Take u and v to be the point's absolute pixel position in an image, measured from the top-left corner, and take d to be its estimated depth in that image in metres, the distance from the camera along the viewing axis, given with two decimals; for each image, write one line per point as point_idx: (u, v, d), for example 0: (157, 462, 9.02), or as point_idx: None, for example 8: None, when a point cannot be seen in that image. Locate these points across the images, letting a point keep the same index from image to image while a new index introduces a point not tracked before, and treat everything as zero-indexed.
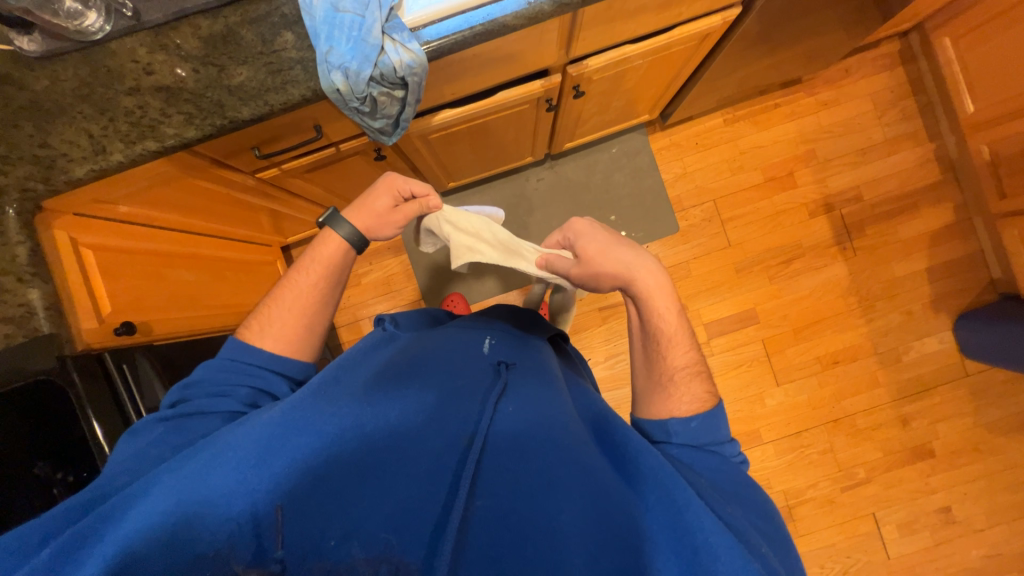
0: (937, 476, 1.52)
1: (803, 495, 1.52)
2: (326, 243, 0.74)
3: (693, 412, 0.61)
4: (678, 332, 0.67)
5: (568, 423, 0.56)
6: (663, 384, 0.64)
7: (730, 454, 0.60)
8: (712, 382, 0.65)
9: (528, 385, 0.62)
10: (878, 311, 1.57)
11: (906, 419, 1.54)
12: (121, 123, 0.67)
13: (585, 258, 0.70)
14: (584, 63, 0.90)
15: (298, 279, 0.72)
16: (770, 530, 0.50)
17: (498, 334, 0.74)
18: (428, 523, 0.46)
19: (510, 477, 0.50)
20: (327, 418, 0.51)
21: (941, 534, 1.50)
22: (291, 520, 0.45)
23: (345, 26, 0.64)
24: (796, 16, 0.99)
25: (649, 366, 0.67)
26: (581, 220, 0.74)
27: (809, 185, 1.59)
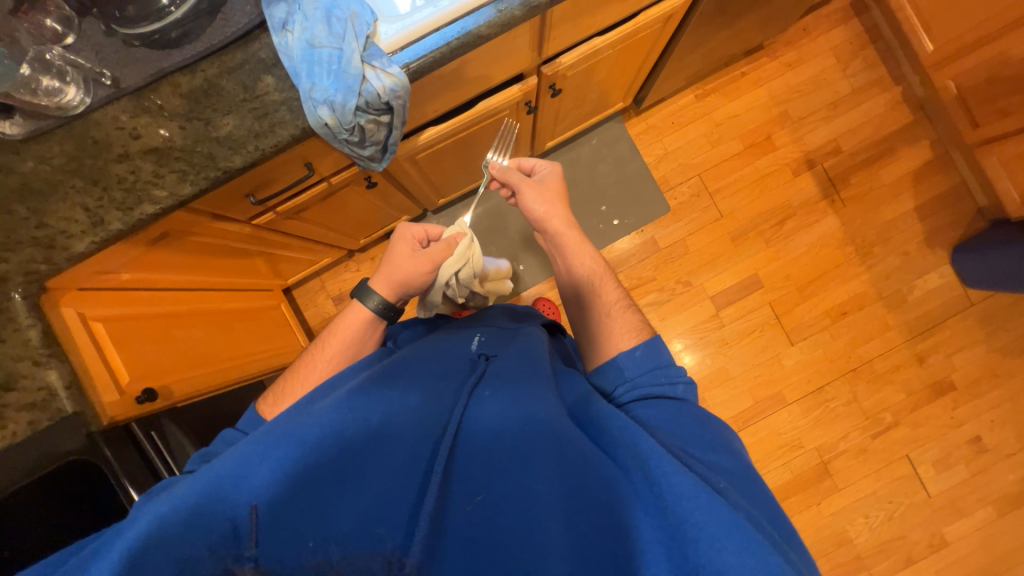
0: (962, 408, 1.54)
1: (836, 449, 1.53)
2: (350, 313, 0.77)
3: (637, 338, 0.72)
4: (604, 273, 0.83)
5: (547, 399, 0.56)
6: (608, 317, 0.78)
7: (674, 375, 0.65)
8: (642, 315, 0.78)
9: (510, 372, 0.61)
10: (876, 256, 1.59)
11: (921, 357, 1.56)
12: (114, 191, 0.67)
13: (542, 187, 0.89)
14: (558, 62, 0.91)
15: (318, 353, 0.75)
16: (732, 463, 0.54)
17: (488, 334, 0.77)
18: (406, 514, 0.47)
19: (485, 459, 0.50)
20: (303, 428, 0.51)
21: (976, 464, 1.52)
22: (270, 524, 0.46)
23: (324, 61, 0.64)
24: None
25: (593, 297, 0.81)
26: (557, 167, 0.91)
27: (788, 145, 1.62)
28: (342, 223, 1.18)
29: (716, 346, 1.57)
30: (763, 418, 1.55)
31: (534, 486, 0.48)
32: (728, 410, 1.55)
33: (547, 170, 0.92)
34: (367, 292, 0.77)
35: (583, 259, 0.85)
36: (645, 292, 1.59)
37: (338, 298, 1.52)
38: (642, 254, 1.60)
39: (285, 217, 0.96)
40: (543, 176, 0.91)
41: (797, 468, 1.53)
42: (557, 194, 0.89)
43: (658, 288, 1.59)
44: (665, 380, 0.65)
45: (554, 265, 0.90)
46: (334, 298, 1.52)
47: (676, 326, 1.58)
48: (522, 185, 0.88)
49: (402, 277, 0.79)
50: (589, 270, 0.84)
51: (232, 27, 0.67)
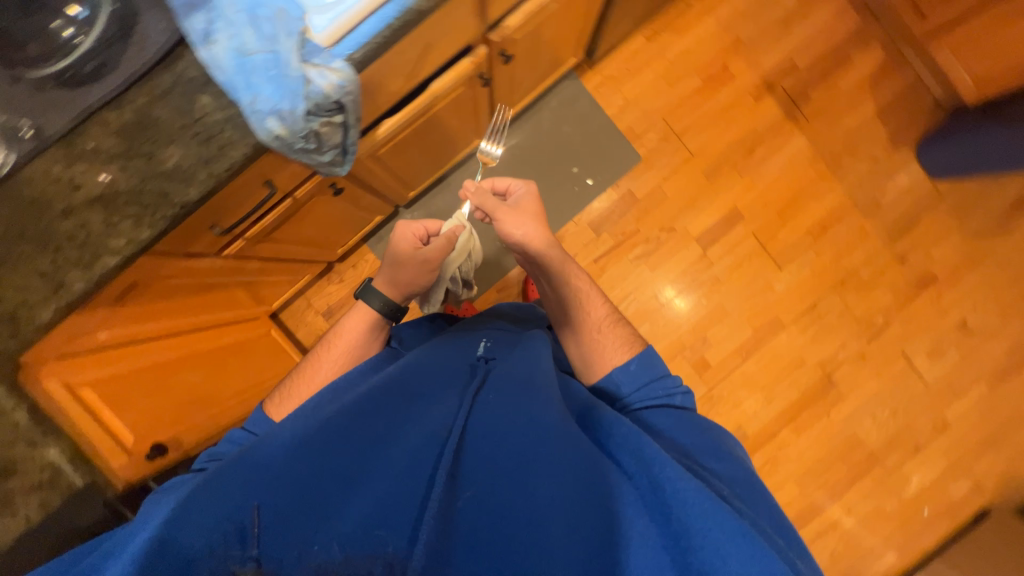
0: (946, 297, 1.62)
1: (836, 358, 1.61)
2: (353, 315, 0.82)
3: (629, 356, 0.79)
4: (590, 291, 0.86)
5: (552, 401, 0.57)
6: (600, 337, 0.82)
7: (671, 385, 0.75)
8: (631, 329, 0.84)
9: (515, 375, 0.62)
10: (847, 167, 1.61)
11: (903, 256, 1.61)
12: (68, 250, 0.62)
13: (518, 208, 0.86)
14: (504, 26, 0.87)
15: (324, 354, 0.80)
16: (735, 471, 0.61)
17: (489, 336, 0.78)
18: (409, 518, 0.47)
19: (491, 459, 0.51)
20: (306, 440, 0.51)
21: (965, 347, 1.61)
22: (269, 528, 0.46)
23: (260, 68, 0.59)
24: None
25: (582, 317, 0.84)
26: (530, 186, 0.89)
27: (745, 72, 1.60)
28: (315, 236, 1.14)
29: (708, 285, 1.60)
30: (765, 344, 1.61)
31: (539, 484, 0.49)
32: (729, 344, 1.60)
33: (519, 189, 0.89)
34: (369, 293, 0.81)
35: (569, 280, 0.85)
36: (632, 246, 1.59)
37: (327, 313, 1.48)
38: (623, 208, 1.59)
39: (256, 242, 0.92)
40: (516, 195, 0.89)
41: (804, 384, 1.61)
42: (533, 211, 0.87)
43: (644, 240, 1.59)
44: (663, 392, 0.74)
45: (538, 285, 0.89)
46: (323, 314, 1.48)
47: (668, 273, 1.59)
48: (500, 208, 0.85)
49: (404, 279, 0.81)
50: (577, 291, 0.85)
51: (151, 48, 0.61)
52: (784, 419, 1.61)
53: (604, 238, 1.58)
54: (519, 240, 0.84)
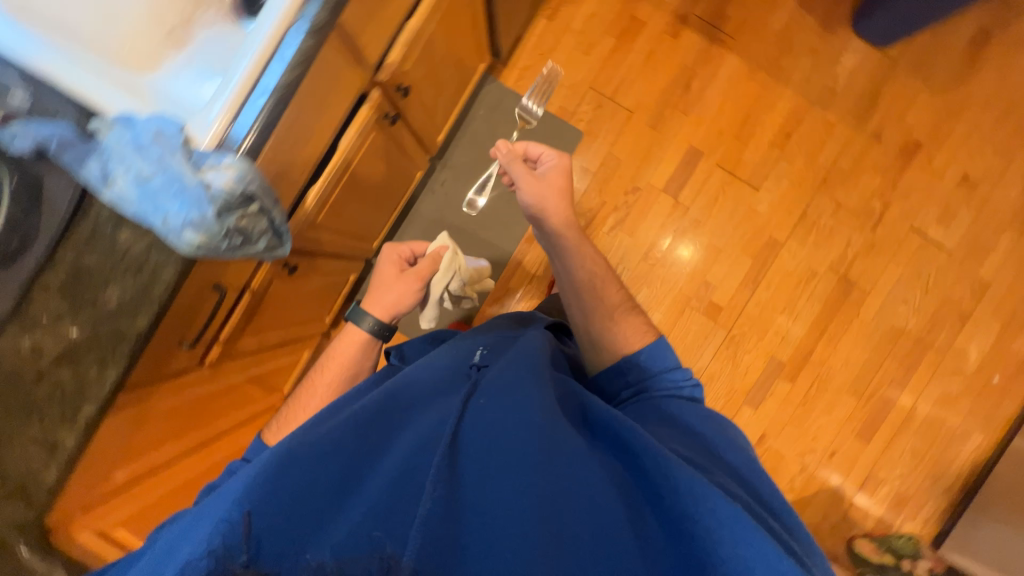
0: (936, 159, 1.55)
1: (846, 257, 1.56)
2: (345, 338, 0.92)
3: (642, 340, 0.95)
4: (607, 275, 1.01)
5: (545, 403, 0.63)
6: (613, 317, 0.97)
7: (681, 377, 0.89)
8: (642, 311, 1.00)
9: (505, 380, 0.66)
10: (788, 69, 1.56)
11: (877, 134, 1.56)
12: (52, 411, 0.66)
13: (550, 186, 0.98)
14: (387, 64, 0.89)
15: (319, 377, 0.88)
16: (735, 454, 0.73)
17: (480, 348, 0.82)
18: (406, 520, 0.50)
19: (485, 459, 0.55)
20: (311, 459, 0.55)
21: (974, 201, 1.55)
22: (278, 534, 0.50)
23: (162, 189, 0.63)
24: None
25: (597, 297, 0.98)
26: (564, 160, 1.00)
27: (655, 15, 1.57)
28: (293, 316, 1.16)
29: (693, 231, 1.57)
30: (770, 269, 1.57)
31: (535, 480, 0.54)
32: (734, 280, 1.57)
33: (552, 162, 1.00)
34: (360, 316, 0.91)
35: (585, 260, 0.99)
36: (605, 219, 1.57)
37: None
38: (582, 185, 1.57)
39: (229, 343, 0.94)
40: (546, 170, 1.00)
41: (823, 293, 1.57)
42: (562, 188, 0.98)
43: (615, 208, 1.58)
44: (673, 382, 0.88)
45: (555, 263, 1.02)
46: None
47: (649, 233, 1.57)
48: (533, 190, 0.97)
49: (394, 299, 0.94)
50: (593, 272, 0.99)
51: (60, 208, 0.64)
52: (816, 334, 1.57)
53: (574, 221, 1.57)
54: (541, 211, 0.98)
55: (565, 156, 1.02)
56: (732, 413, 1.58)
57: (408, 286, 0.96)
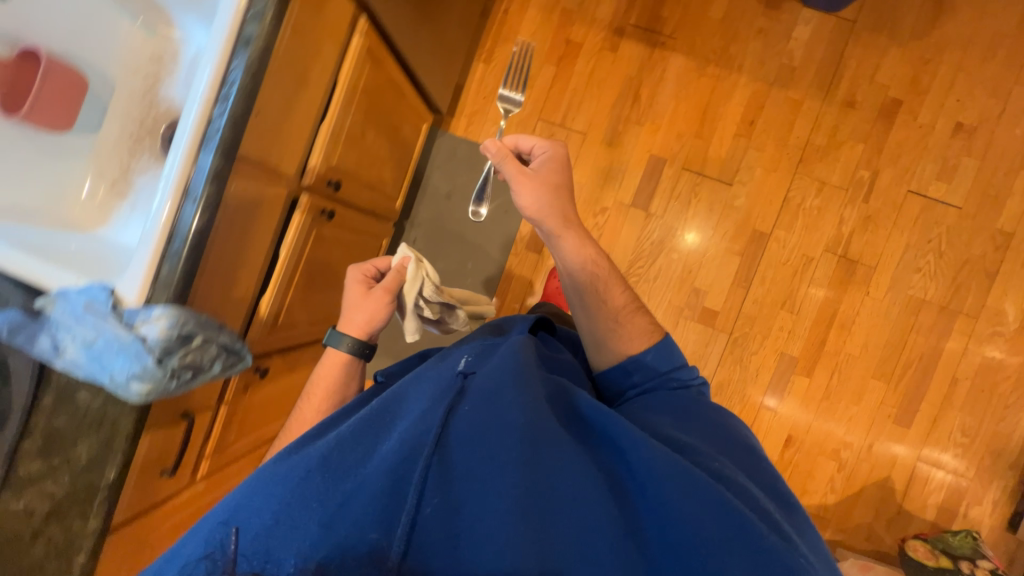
0: (921, 113, 1.44)
1: (842, 235, 1.46)
2: (327, 359, 0.85)
3: (645, 345, 0.88)
4: (610, 275, 0.91)
5: (527, 404, 0.61)
6: (616, 321, 0.89)
7: (687, 376, 0.87)
8: (648, 313, 0.92)
9: (492, 384, 0.64)
10: (739, 55, 1.49)
11: (850, 101, 1.46)
12: (50, 564, 0.72)
13: (541, 180, 0.87)
14: (309, 170, 0.93)
15: (304, 405, 0.83)
16: (732, 445, 0.74)
17: (471, 346, 0.77)
18: (389, 525, 0.55)
19: (466, 466, 0.57)
20: (305, 473, 0.58)
21: (975, 149, 1.43)
22: (276, 537, 0.56)
23: (105, 350, 0.68)
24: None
25: (598, 300, 0.89)
26: (558, 149, 0.89)
27: (589, 32, 1.54)
28: (283, 406, 1.22)
29: (671, 239, 1.52)
30: (761, 264, 1.49)
31: (519, 484, 0.55)
32: (724, 282, 1.51)
33: (545, 154, 0.90)
34: (336, 338, 0.84)
35: (587, 262, 0.88)
36: None
37: None
38: None
39: (217, 454, 1.00)
40: (539, 161, 0.90)
41: (824, 278, 1.47)
42: (556, 181, 0.88)
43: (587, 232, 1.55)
44: (682, 379, 0.86)
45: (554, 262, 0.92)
46: None
47: (626, 250, 1.54)
48: (522, 185, 0.86)
49: (365, 318, 0.86)
50: (594, 273, 0.89)
51: (24, 386, 0.70)
52: (825, 322, 1.47)
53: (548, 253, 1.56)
54: (539, 212, 0.86)
55: (561, 144, 0.91)
56: (751, 419, 1.50)
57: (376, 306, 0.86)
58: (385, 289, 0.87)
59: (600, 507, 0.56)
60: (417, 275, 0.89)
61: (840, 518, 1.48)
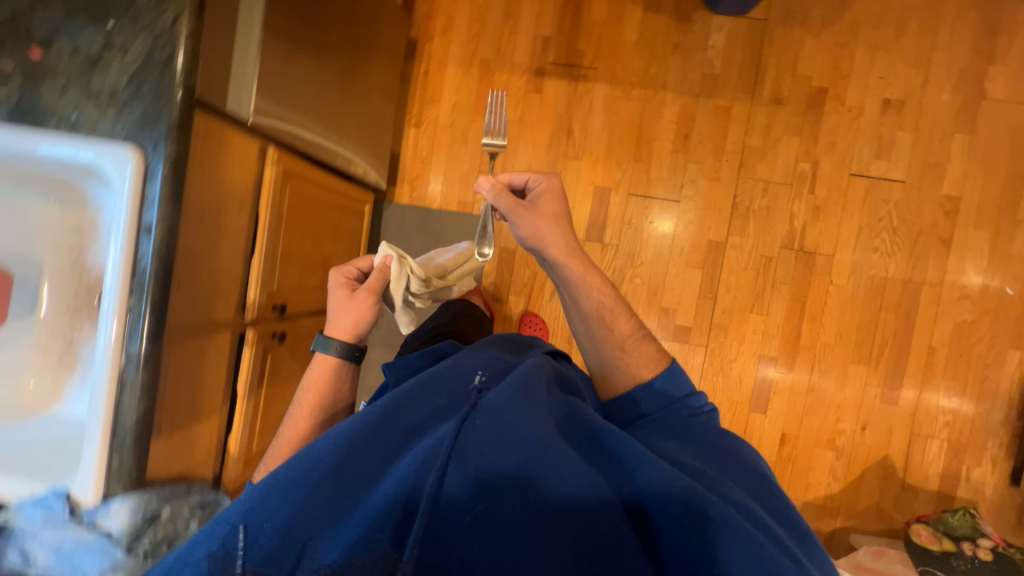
0: (848, 96, 1.45)
1: (795, 230, 1.47)
2: (318, 361, 0.87)
3: (653, 372, 0.83)
4: (616, 305, 0.87)
5: (539, 422, 0.58)
6: (623, 352, 0.85)
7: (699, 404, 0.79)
8: (656, 342, 0.88)
9: (505, 401, 0.61)
10: (661, 73, 1.50)
11: (777, 98, 1.47)
12: None
13: (539, 212, 0.84)
14: (248, 305, 0.93)
15: (301, 403, 0.86)
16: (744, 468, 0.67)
17: (485, 360, 0.75)
18: (390, 543, 0.53)
19: (472, 482, 0.55)
20: (308, 478, 0.55)
21: (907, 122, 1.44)
22: (264, 551, 0.52)
23: (76, 550, 0.74)
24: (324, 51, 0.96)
25: (604, 332, 0.86)
26: (553, 180, 0.87)
27: (512, 78, 1.54)
28: None
29: (630, 265, 1.53)
30: (722, 272, 1.50)
31: (528, 496, 0.53)
32: (690, 296, 1.52)
33: (541, 186, 0.87)
34: (325, 342, 0.86)
35: (590, 291, 0.86)
36: (542, 287, 1.55)
37: None
38: (508, 265, 1.56)
39: None
40: (537, 193, 0.87)
41: (786, 275, 1.48)
42: (554, 213, 0.85)
43: None
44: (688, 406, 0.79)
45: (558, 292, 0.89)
46: None
47: None
48: (522, 218, 0.83)
49: (353, 321, 0.87)
50: (599, 303, 0.86)
51: None
52: (796, 317, 1.48)
53: (514, 300, 1.56)
54: (538, 246, 0.84)
55: (556, 177, 0.88)
56: (743, 424, 1.52)
57: (364, 309, 0.87)
58: (371, 292, 0.87)
59: (615, 527, 0.53)
60: (401, 274, 0.90)
61: (848, 504, 1.49)
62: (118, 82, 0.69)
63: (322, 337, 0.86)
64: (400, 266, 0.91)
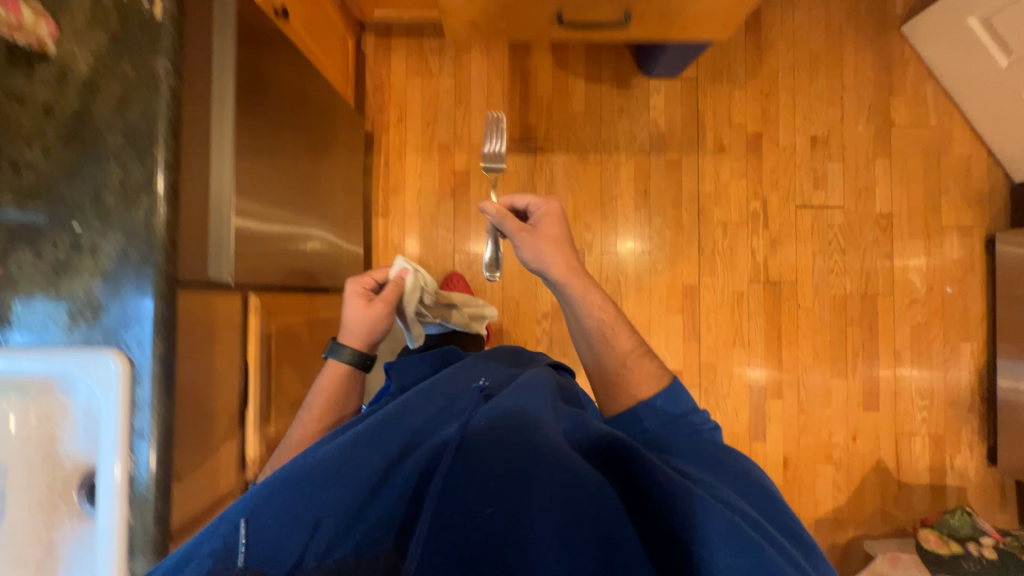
0: (781, 137, 1.59)
1: (759, 263, 1.58)
2: (329, 366, 0.90)
3: (654, 391, 0.75)
4: (619, 323, 0.83)
5: (540, 418, 0.62)
6: (625, 368, 0.79)
7: (699, 422, 0.71)
8: (659, 360, 0.81)
9: (506, 403, 0.64)
10: (612, 136, 1.59)
11: (720, 146, 1.59)
12: None
13: (540, 233, 0.85)
14: (247, 462, 0.89)
15: (307, 410, 0.88)
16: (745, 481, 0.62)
17: (485, 375, 0.77)
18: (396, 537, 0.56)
19: (473, 476, 0.58)
20: (320, 471, 0.56)
21: (834, 154, 1.59)
22: (268, 544, 0.52)
23: None
24: (284, 194, 0.96)
25: (605, 349, 0.81)
26: (554, 204, 0.88)
27: (472, 157, 1.58)
28: None
29: None
30: (701, 313, 1.57)
31: (528, 486, 0.56)
32: (675, 341, 1.58)
33: (542, 211, 0.87)
34: (338, 347, 0.89)
35: (592, 308, 0.82)
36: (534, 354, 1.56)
37: None
38: (497, 338, 1.57)
39: None
40: (538, 216, 0.87)
41: (758, 307, 1.57)
42: (556, 235, 0.85)
43: (538, 340, 1.57)
44: (690, 427, 0.70)
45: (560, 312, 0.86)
46: None
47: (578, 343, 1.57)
48: (523, 241, 0.83)
49: (368, 329, 0.91)
50: (601, 321, 0.82)
51: None
52: (775, 344, 1.57)
53: None
54: (538, 265, 0.83)
55: (557, 201, 0.89)
56: (747, 455, 1.57)
57: (379, 317, 0.91)
58: (386, 300, 0.92)
59: (610, 514, 0.53)
60: (416, 286, 0.97)
61: (855, 513, 1.56)
62: (92, 283, 0.63)
63: (337, 342, 0.89)
64: (414, 278, 0.99)
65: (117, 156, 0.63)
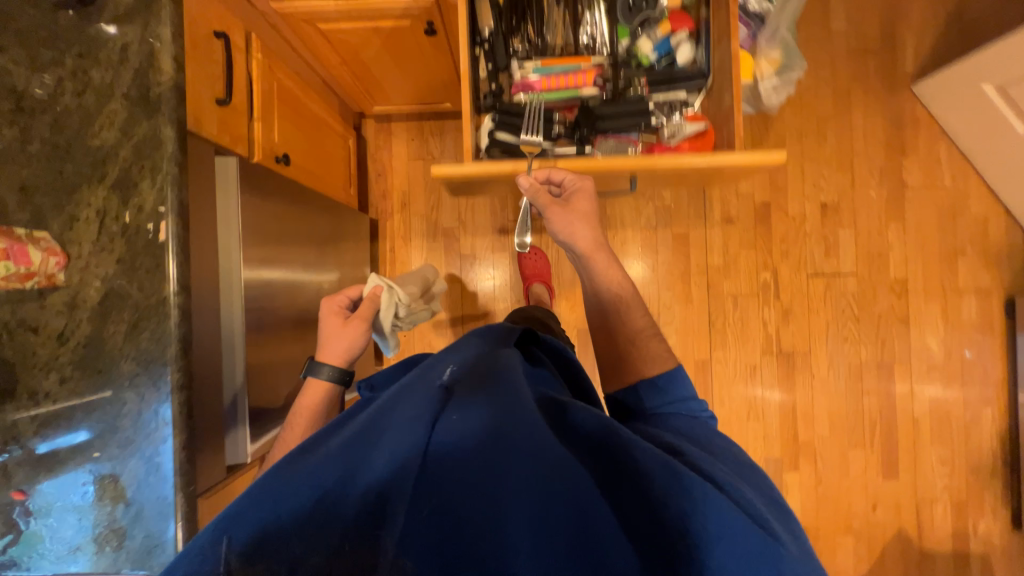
0: (790, 205, 1.56)
1: (771, 335, 1.56)
2: (308, 389, 0.81)
3: (663, 370, 0.73)
4: (633, 299, 0.82)
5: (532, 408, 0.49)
6: (634, 343, 0.78)
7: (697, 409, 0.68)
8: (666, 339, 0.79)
9: (487, 393, 0.51)
10: (617, 212, 1.57)
11: (727, 217, 1.56)
12: None
13: (569, 208, 0.83)
14: None
15: (287, 432, 0.78)
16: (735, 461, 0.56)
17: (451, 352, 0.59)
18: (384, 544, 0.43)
19: (469, 475, 0.46)
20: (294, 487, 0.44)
21: (845, 221, 1.55)
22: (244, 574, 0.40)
23: None
24: (300, 342, 0.96)
25: (616, 323, 0.80)
26: (586, 181, 0.85)
27: (477, 239, 1.57)
28: None
29: None
30: (714, 387, 1.56)
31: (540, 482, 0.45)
32: None
33: (572, 185, 0.85)
34: (315, 368, 0.81)
35: (610, 284, 0.83)
36: None
37: None
38: None
39: None
40: (566, 190, 0.85)
41: (772, 379, 1.56)
42: (587, 210, 0.83)
43: None
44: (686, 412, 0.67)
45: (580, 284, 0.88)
46: None
47: None
48: (555, 216, 0.82)
49: (345, 347, 0.83)
50: (617, 296, 0.82)
51: None
52: (790, 416, 1.56)
53: None
54: (565, 239, 0.83)
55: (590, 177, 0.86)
56: None
57: (356, 332, 0.85)
58: (362, 315, 0.86)
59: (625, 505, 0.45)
60: (391, 302, 0.90)
61: None
62: (115, 509, 0.65)
63: (314, 362, 0.81)
64: (390, 294, 0.91)
65: (133, 385, 0.64)
